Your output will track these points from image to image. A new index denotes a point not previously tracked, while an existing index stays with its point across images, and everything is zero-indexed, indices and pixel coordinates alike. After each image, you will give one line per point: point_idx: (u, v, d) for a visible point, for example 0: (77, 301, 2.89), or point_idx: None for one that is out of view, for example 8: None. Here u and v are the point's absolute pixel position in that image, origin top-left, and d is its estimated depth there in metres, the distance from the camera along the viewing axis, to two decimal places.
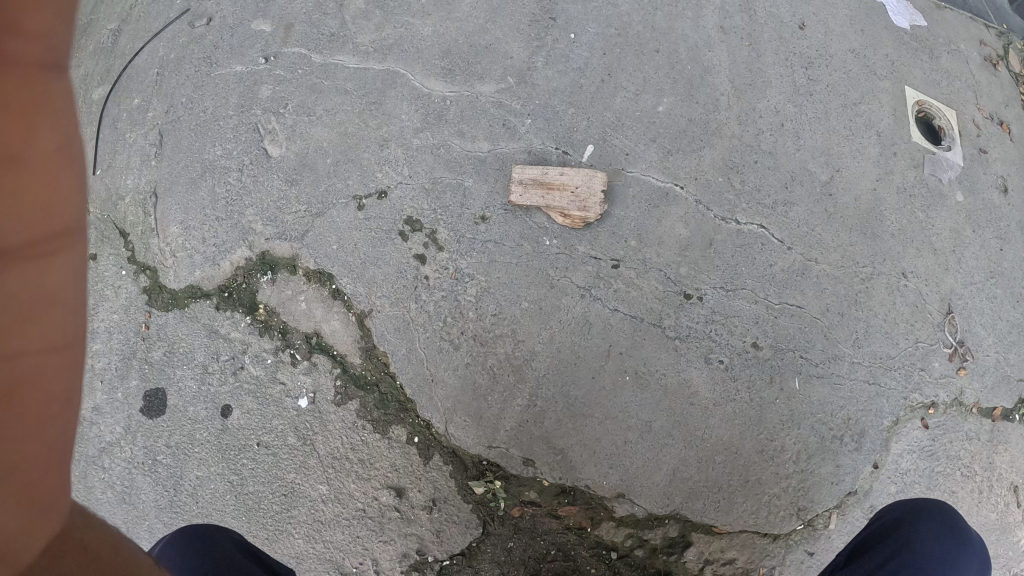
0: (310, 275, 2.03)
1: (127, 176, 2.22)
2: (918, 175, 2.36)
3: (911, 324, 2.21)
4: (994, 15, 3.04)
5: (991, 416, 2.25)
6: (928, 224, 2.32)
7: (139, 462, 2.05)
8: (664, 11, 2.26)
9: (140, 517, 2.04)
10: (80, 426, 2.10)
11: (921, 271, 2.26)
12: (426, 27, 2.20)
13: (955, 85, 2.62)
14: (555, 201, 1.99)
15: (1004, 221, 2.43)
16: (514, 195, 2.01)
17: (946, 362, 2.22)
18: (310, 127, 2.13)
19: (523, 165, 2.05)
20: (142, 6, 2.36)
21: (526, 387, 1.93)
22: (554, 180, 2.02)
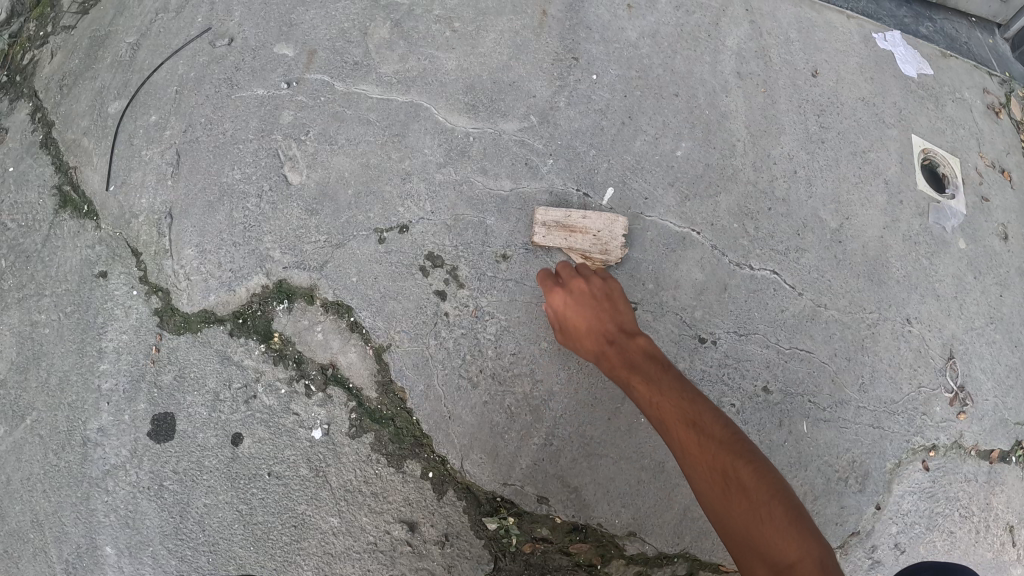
0: (327, 307, 2.03)
1: (141, 195, 2.19)
2: (923, 223, 2.43)
3: (914, 369, 2.26)
4: (998, 62, 3.21)
5: (988, 458, 2.30)
6: (933, 271, 2.38)
7: (144, 486, 1.98)
8: (682, 55, 2.34)
9: (144, 543, 1.96)
10: (85, 446, 2.02)
11: (924, 317, 2.32)
12: (449, 61, 2.23)
13: (959, 132, 2.70)
14: (578, 244, 2.03)
15: (1004, 267, 2.50)
16: (536, 235, 2.03)
17: (947, 407, 2.26)
18: (331, 156, 2.14)
19: (545, 206, 2.08)
20: (164, 23, 2.36)
21: (543, 427, 1.95)
22: (576, 223, 2.05)
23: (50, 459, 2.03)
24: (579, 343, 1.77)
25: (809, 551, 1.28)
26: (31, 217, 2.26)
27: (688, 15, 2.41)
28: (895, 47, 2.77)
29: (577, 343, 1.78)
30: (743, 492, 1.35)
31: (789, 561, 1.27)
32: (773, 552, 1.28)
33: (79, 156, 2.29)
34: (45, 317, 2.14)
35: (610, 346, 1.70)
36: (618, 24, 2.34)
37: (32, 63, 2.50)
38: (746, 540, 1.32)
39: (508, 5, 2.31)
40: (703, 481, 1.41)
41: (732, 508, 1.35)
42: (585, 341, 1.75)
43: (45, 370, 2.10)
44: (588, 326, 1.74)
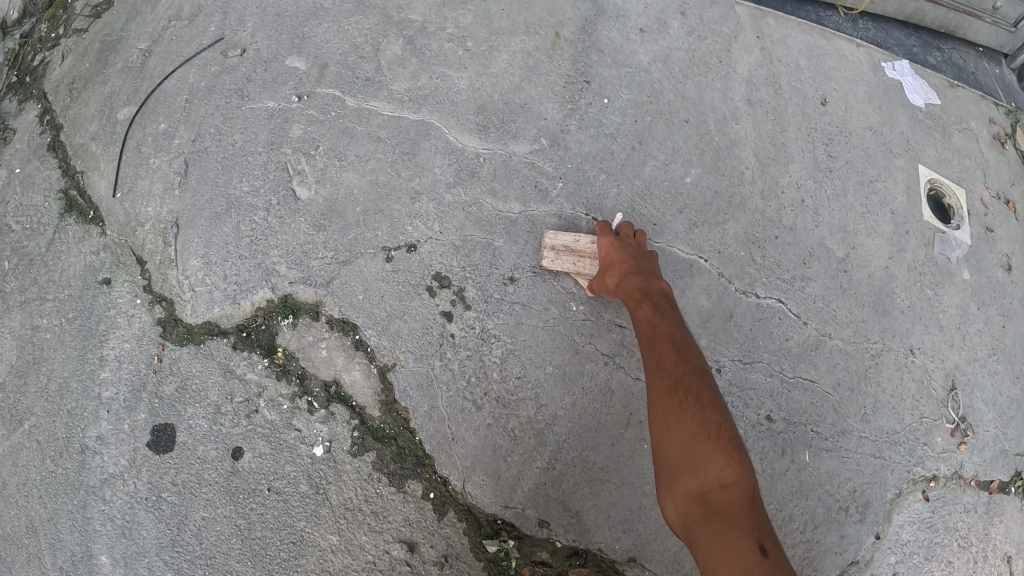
0: (333, 323, 2.02)
1: (148, 203, 2.15)
2: (927, 253, 2.44)
3: (916, 399, 2.26)
4: (1004, 92, 3.24)
5: (988, 488, 2.29)
6: (936, 302, 2.39)
7: (142, 497, 1.91)
8: (693, 81, 2.36)
9: (141, 552, 1.87)
10: (83, 455, 1.94)
11: (928, 347, 2.32)
12: (462, 80, 2.24)
13: (965, 162, 2.71)
14: (588, 270, 2.02)
15: (1007, 298, 2.51)
16: (546, 258, 2.04)
17: (948, 437, 2.26)
18: (340, 172, 2.14)
19: (553, 230, 2.09)
20: (176, 30, 2.35)
21: (546, 451, 1.94)
22: (585, 247, 2.04)
23: (47, 465, 1.94)
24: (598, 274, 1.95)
25: (741, 481, 1.41)
26: (36, 220, 2.17)
27: (699, 41, 2.44)
28: (904, 76, 2.82)
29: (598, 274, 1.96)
30: (699, 416, 1.50)
31: (721, 481, 1.40)
32: (708, 468, 1.42)
33: (86, 160, 2.23)
34: (47, 322, 2.06)
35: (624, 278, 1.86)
36: (630, 48, 2.35)
37: (43, 64, 2.44)
38: (689, 445, 1.47)
39: (521, 26, 2.32)
40: (668, 399, 1.57)
41: (683, 425, 1.51)
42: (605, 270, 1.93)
43: (44, 376, 2.02)
44: (612, 260, 1.93)
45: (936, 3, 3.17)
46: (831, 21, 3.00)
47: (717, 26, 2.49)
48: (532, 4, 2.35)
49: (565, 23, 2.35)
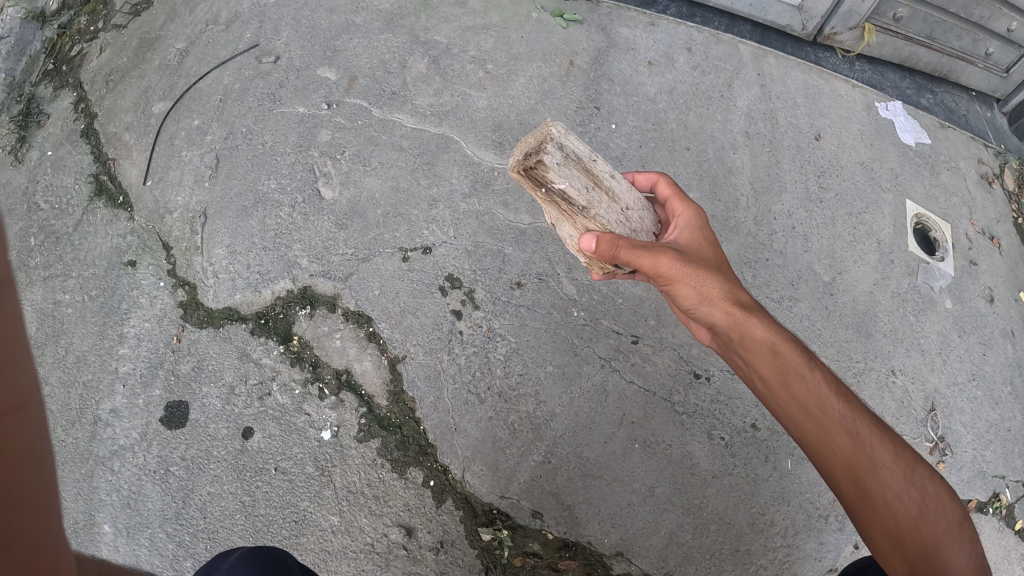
0: (348, 316, 2.13)
1: (178, 193, 2.27)
2: (911, 282, 2.62)
3: (896, 418, 2.38)
4: (994, 135, 3.41)
5: (965, 507, 2.35)
6: (918, 327, 2.55)
7: (151, 469, 1.96)
8: (696, 112, 2.57)
9: (144, 523, 1.91)
10: (95, 426, 2.01)
11: (909, 369, 2.47)
12: (481, 99, 2.40)
13: (953, 201, 2.90)
14: (598, 203, 1.55)
15: (988, 328, 2.65)
16: (549, 159, 1.47)
17: (926, 455, 2.36)
18: (364, 176, 2.27)
19: (576, 140, 1.58)
20: (214, 33, 2.49)
21: (542, 445, 2.05)
22: (602, 182, 1.60)
23: (57, 434, 2.01)
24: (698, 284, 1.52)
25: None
26: (65, 201, 2.28)
27: (702, 76, 2.68)
28: (897, 115, 3.10)
29: (697, 282, 1.52)
30: (930, 522, 1.30)
31: None
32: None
33: (119, 149, 2.34)
34: (70, 297, 2.15)
35: (754, 315, 1.52)
36: (639, 78, 2.55)
37: (80, 55, 2.52)
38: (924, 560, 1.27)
39: (539, 54, 2.51)
40: (891, 499, 1.31)
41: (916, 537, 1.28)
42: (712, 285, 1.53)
43: (63, 348, 2.10)
44: (713, 270, 1.57)
45: (929, 48, 3.34)
46: (829, 62, 3.19)
47: (721, 62, 2.76)
48: (549, 34, 2.56)
49: (579, 54, 2.54)
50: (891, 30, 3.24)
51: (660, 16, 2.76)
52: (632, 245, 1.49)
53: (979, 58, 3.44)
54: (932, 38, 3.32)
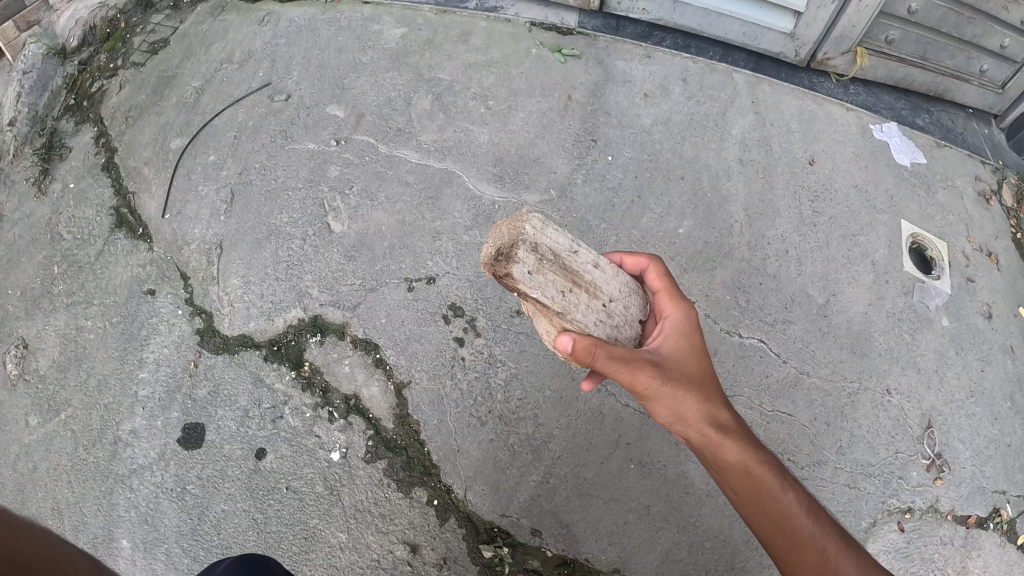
0: (357, 343, 2.23)
1: (195, 225, 2.38)
2: (907, 302, 2.68)
3: (892, 435, 2.45)
4: (992, 152, 3.48)
5: (965, 523, 2.40)
6: (914, 346, 2.60)
7: (168, 487, 2.06)
8: (691, 141, 2.67)
9: (161, 539, 2.01)
10: (115, 445, 2.11)
11: (904, 388, 2.53)
12: (483, 134, 2.52)
13: (949, 218, 2.94)
14: (576, 306, 1.45)
15: (988, 344, 2.67)
16: (521, 268, 1.34)
17: (923, 472, 2.42)
18: (371, 211, 2.38)
19: (552, 227, 1.45)
20: (227, 72, 2.63)
21: (542, 465, 2.13)
22: (581, 276, 1.49)
23: (79, 452, 2.11)
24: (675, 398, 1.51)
25: None
26: (87, 232, 2.40)
27: (698, 108, 2.78)
28: (891, 137, 3.16)
29: (675, 398, 1.51)
30: None
31: None
32: None
33: (139, 182, 2.46)
34: (91, 323, 2.27)
35: (726, 430, 1.54)
36: (635, 111, 2.65)
37: (100, 91, 2.64)
38: None
39: (539, 89, 2.62)
40: None
41: None
42: (691, 400, 1.52)
43: (85, 372, 2.21)
44: (694, 381, 1.55)
45: (924, 68, 3.40)
46: (824, 87, 3.27)
47: (713, 93, 2.86)
48: (548, 69, 2.69)
49: (576, 89, 2.65)
50: (884, 53, 3.31)
51: (656, 49, 2.87)
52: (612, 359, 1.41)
53: (975, 76, 3.50)
54: (926, 58, 3.38)
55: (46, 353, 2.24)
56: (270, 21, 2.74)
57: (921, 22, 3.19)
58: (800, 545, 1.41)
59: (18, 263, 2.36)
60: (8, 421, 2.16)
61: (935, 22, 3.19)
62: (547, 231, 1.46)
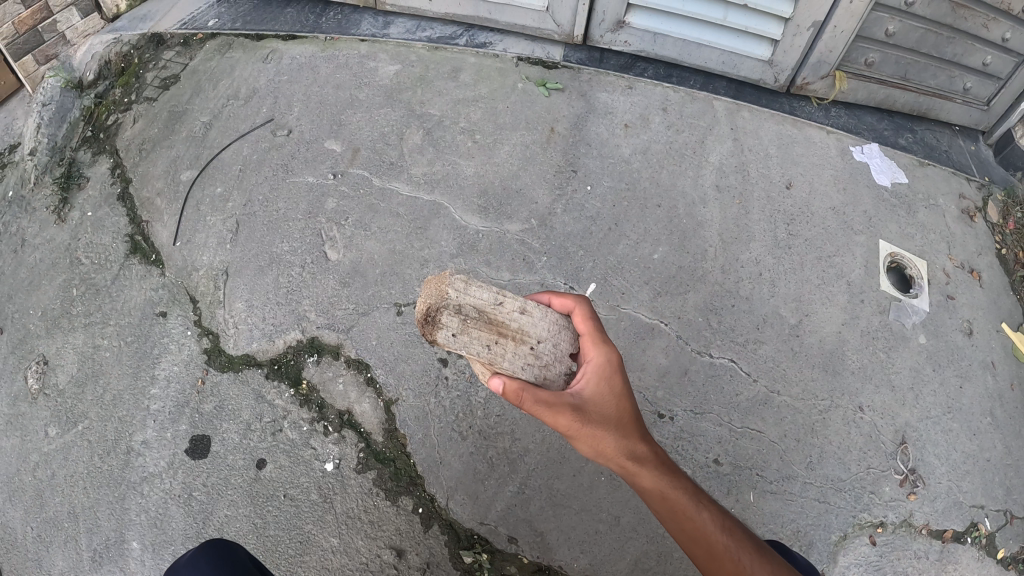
0: (350, 362, 2.39)
1: (203, 253, 2.58)
2: (882, 319, 2.74)
3: (864, 452, 2.46)
4: (978, 168, 3.44)
5: (940, 537, 2.38)
6: (889, 363, 2.64)
7: (176, 494, 2.21)
8: (669, 169, 2.94)
9: (168, 541, 2.15)
10: (127, 454, 2.27)
11: (877, 406, 2.55)
12: (469, 167, 2.82)
13: (929, 238, 3.02)
14: (503, 355, 1.66)
15: (965, 360, 2.71)
16: (445, 332, 1.63)
17: (896, 487, 2.42)
18: (365, 240, 2.60)
19: (476, 288, 1.72)
20: (234, 109, 2.92)
21: (518, 476, 2.28)
22: (507, 325, 1.71)
23: (94, 461, 2.27)
24: (596, 437, 1.60)
25: None
26: (104, 257, 2.60)
27: (675, 137, 3.05)
28: (872, 158, 3.26)
29: (595, 437, 1.60)
30: None
31: None
32: None
33: (152, 212, 2.68)
34: (108, 342, 2.45)
35: (646, 461, 1.62)
36: (614, 141, 2.98)
37: (115, 124, 2.91)
38: None
39: (523, 123, 2.97)
40: None
41: None
42: (611, 437, 1.60)
43: (101, 387, 2.38)
44: (614, 418, 1.63)
45: (905, 88, 3.38)
46: (804, 111, 3.36)
47: (696, 120, 3.13)
48: (534, 104, 3.05)
49: (559, 121, 3.00)
50: (864, 75, 3.30)
51: (638, 79, 3.23)
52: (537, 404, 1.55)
53: (958, 94, 3.45)
54: (908, 78, 3.36)
55: (65, 369, 2.42)
56: (274, 58, 3.10)
57: (900, 44, 3.17)
58: (718, 560, 1.53)
59: (40, 285, 2.57)
60: (30, 432, 2.33)
61: (914, 44, 3.17)
62: (471, 290, 1.73)
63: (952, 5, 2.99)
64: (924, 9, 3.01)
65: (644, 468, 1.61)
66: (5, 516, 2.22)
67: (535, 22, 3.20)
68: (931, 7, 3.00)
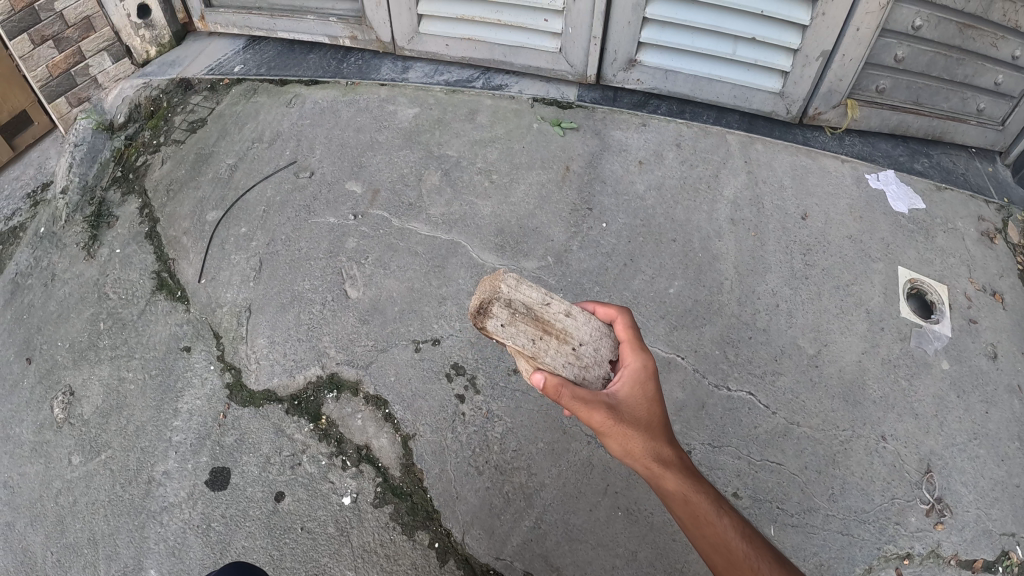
0: (368, 399, 2.43)
1: (227, 290, 2.65)
2: (903, 347, 2.72)
3: (887, 482, 2.42)
4: (997, 189, 3.40)
5: (971, 568, 2.30)
6: (911, 391, 2.62)
7: (194, 524, 2.23)
8: (683, 205, 2.98)
9: (185, 570, 2.16)
10: (148, 484, 2.31)
11: (900, 434, 2.52)
12: (486, 207, 2.87)
13: (949, 263, 3.00)
14: (545, 350, 1.73)
15: (991, 385, 2.66)
16: (494, 321, 1.71)
17: (922, 517, 2.36)
18: (384, 279, 2.66)
19: (526, 286, 1.80)
20: (260, 151, 3.01)
21: (534, 511, 2.26)
22: (554, 325, 1.79)
23: (116, 490, 2.31)
24: (625, 435, 1.64)
25: None
26: (131, 293, 2.68)
27: (690, 172, 3.09)
28: (888, 185, 3.25)
29: (625, 435, 1.64)
30: None
31: None
32: None
33: (178, 250, 2.76)
34: (132, 375, 2.51)
35: (672, 465, 1.65)
36: (628, 178, 3.03)
37: (144, 164, 3.03)
38: None
39: (539, 162, 3.03)
40: None
41: None
42: (640, 436, 1.64)
43: (124, 418, 2.43)
44: (645, 420, 1.68)
45: (919, 113, 3.38)
46: (817, 141, 3.37)
47: (708, 155, 3.17)
48: (549, 144, 3.11)
49: (574, 160, 3.06)
50: (876, 102, 3.32)
51: (652, 116, 3.28)
52: (574, 399, 1.61)
53: (972, 115, 3.43)
54: (920, 103, 3.36)
55: (90, 400, 2.48)
56: (297, 103, 3.20)
57: (910, 69, 3.19)
58: (738, 567, 1.55)
59: (68, 318, 2.65)
60: (54, 459, 2.38)
61: (924, 68, 3.19)
62: (521, 289, 1.81)
63: (958, 26, 3.02)
64: (931, 33, 3.03)
65: (669, 470, 1.64)
66: (25, 540, 2.25)
67: (548, 63, 3.28)
68: (939, 29, 3.03)
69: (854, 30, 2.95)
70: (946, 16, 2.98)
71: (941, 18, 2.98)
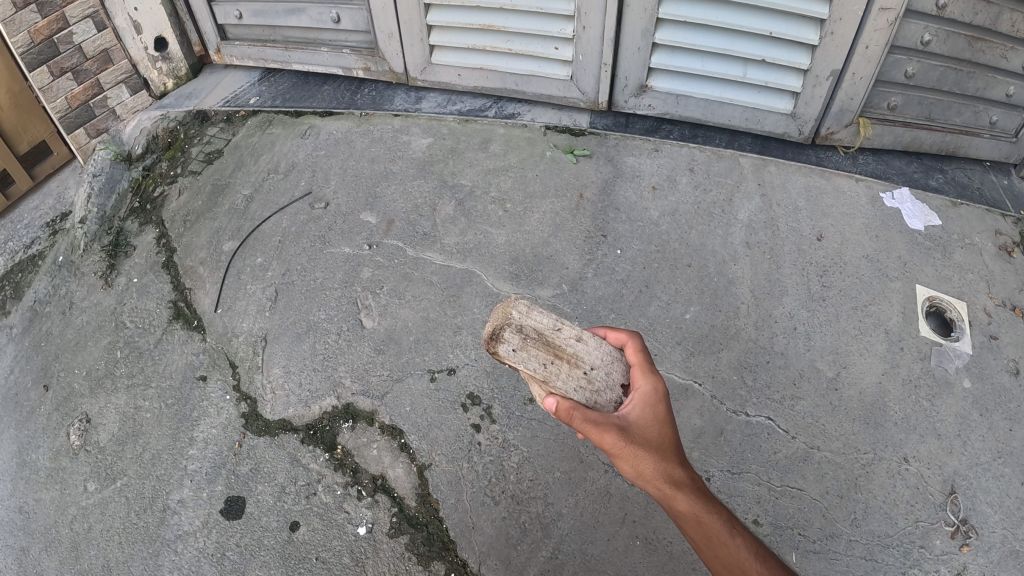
0: (384, 429, 2.42)
1: (243, 320, 2.67)
2: (923, 367, 2.68)
3: (910, 504, 2.37)
4: (1015, 202, 3.35)
5: None
6: (933, 412, 2.57)
7: (209, 552, 2.21)
8: (698, 229, 2.97)
9: None
10: (163, 512, 2.30)
11: (922, 455, 2.47)
12: (500, 236, 2.88)
13: (967, 279, 2.96)
14: (557, 374, 1.72)
15: (1014, 403, 2.60)
16: (506, 346, 1.71)
17: (948, 540, 2.30)
18: (398, 308, 2.66)
19: (537, 311, 1.80)
20: (275, 182, 3.05)
21: (551, 541, 2.22)
22: (565, 350, 1.78)
23: (130, 517, 2.30)
24: (637, 457, 1.61)
25: None
26: (147, 322, 2.70)
27: (703, 196, 3.09)
28: (904, 203, 3.22)
29: (637, 457, 1.61)
30: None
31: None
32: None
33: (195, 280, 2.78)
34: (149, 404, 2.52)
35: (685, 487, 1.62)
36: (642, 204, 3.02)
37: (161, 195, 3.07)
38: None
39: (552, 190, 3.04)
40: None
41: None
42: (652, 458, 1.61)
43: (140, 446, 2.44)
44: (656, 442, 1.65)
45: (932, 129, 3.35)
46: (831, 160, 3.35)
47: (721, 178, 3.17)
48: (562, 171, 3.12)
49: (587, 186, 3.07)
50: (888, 119, 3.29)
51: (664, 141, 3.29)
52: (586, 421, 1.59)
53: (985, 128, 3.39)
54: (932, 118, 3.33)
55: (107, 428, 2.49)
56: (311, 134, 3.24)
57: (920, 85, 3.17)
58: None
59: (86, 346, 2.67)
60: (69, 485, 2.38)
61: (934, 83, 3.17)
62: (533, 314, 1.81)
63: (967, 39, 3.00)
64: (941, 47, 3.02)
65: (682, 492, 1.61)
66: (38, 566, 2.24)
67: (560, 91, 3.31)
68: (948, 44, 3.01)
69: (863, 47, 2.93)
70: (955, 29, 2.96)
71: (949, 32, 2.97)
